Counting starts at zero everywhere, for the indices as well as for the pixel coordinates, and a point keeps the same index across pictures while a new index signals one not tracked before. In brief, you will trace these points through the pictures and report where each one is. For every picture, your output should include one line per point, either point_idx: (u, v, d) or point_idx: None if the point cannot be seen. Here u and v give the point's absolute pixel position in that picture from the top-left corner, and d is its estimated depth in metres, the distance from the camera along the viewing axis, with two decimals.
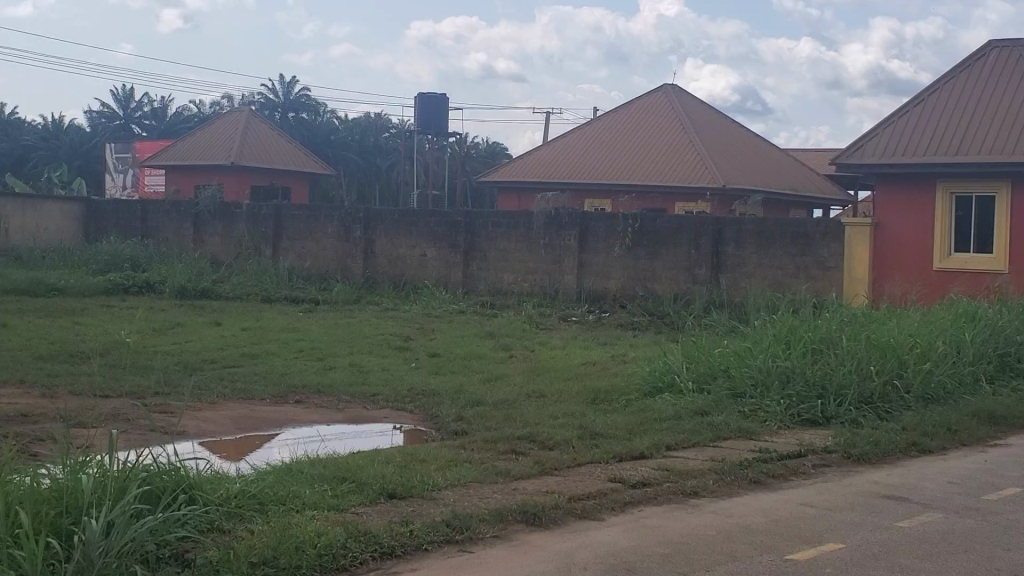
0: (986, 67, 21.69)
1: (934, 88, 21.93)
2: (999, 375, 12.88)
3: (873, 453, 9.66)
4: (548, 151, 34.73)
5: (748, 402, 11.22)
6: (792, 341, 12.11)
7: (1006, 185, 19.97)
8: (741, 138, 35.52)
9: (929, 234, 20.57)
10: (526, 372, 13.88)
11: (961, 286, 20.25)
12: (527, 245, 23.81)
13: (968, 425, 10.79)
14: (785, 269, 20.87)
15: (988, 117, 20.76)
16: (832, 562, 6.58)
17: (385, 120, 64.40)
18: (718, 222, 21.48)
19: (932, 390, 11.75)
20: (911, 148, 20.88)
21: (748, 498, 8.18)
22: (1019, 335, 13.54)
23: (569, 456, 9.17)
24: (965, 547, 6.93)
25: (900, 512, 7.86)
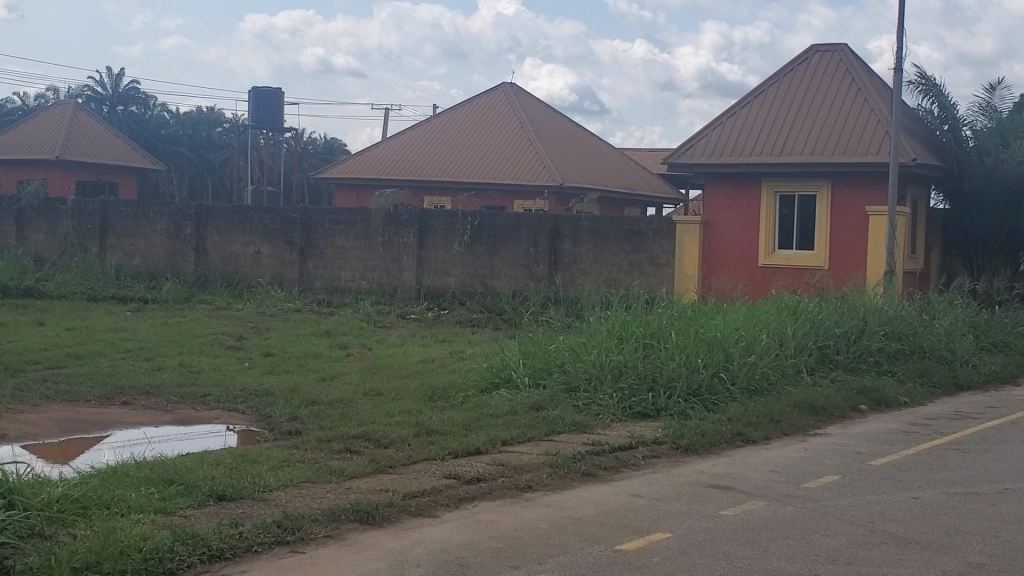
0: (808, 70, 22.59)
1: (760, 90, 22.70)
2: (819, 367, 13.44)
3: (700, 444, 9.95)
4: (386, 147, 34.57)
5: (582, 396, 11.42)
6: (624, 335, 12.38)
7: (827, 185, 20.83)
8: (577, 136, 36.06)
9: (756, 231, 21.35)
10: (362, 370, 13.79)
11: (784, 281, 21.10)
12: (364, 243, 23.63)
13: (790, 415, 11.23)
14: (619, 266, 21.29)
15: (810, 119, 21.60)
16: (659, 551, 6.75)
17: (219, 114, 62.98)
18: (555, 219, 21.77)
19: (756, 382, 12.17)
20: (738, 149, 21.57)
21: (580, 491, 8.31)
22: (838, 329, 14.16)
23: (404, 453, 9.15)
24: (785, 534, 7.21)
25: (724, 501, 8.11)
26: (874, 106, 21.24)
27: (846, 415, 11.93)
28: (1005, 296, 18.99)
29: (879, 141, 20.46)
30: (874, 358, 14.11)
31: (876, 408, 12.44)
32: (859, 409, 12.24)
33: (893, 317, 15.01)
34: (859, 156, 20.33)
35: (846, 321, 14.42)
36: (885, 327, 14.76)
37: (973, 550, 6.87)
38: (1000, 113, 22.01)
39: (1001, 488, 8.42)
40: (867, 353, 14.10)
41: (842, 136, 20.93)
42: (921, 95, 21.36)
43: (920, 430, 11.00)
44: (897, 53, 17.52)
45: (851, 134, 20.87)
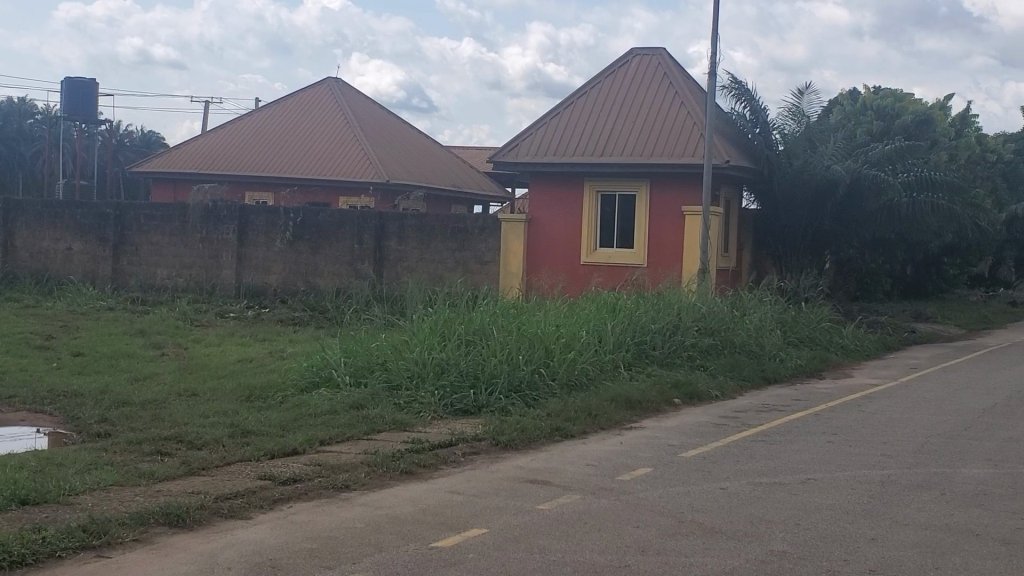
0: (629, 72, 23.16)
1: (583, 90, 23.12)
2: (636, 362, 13.74)
3: (519, 439, 10.06)
4: (207, 141, 33.76)
5: (404, 394, 11.39)
6: (446, 333, 12.40)
7: (647, 184, 21.36)
8: (402, 132, 35.94)
9: (576, 230, 21.78)
10: (177, 370, 13.41)
11: (603, 279, 21.60)
12: (181, 239, 22.99)
13: (607, 409, 11.48)
14: (444, 263, 21.37)
15: (630, 119, 22.12)
16: (474, 547, 6.79)
17: (30, 105, 60.34)
18: (380, 217, 21.65)
19: (576, 377, 12.39)
20: (561, 148, 21.91)
21: (397, 490, 8.30)
22: (655, 325, 14.50)
23: (219, 454, 8.95)
24: (598, 526, 7.36)
25: (540, 495, 8.22)
26: (690, 109, 21.87)
27: (660, 409, 12.25)
28: (810, 294, 19.91)
29: (695, 143, 21.09)
30: (688, 353, 14.54)
31: (689, 402, 12.83)
32: (673, 403, 12.60)
33: (707, 314, 15.49)
34: (677, 157, 20.92)
35: (662, 317, 14.81)
36: (699, 323, 15.22)
37: (776, 538, 7.15)
38: (808, 118, 22.99)
39: (802, 477, 8.80)
40: (682, 349, 14.51)
41: (659, 138, 21.49)
42: (734, 100, 22.09)
43: (730, 422, 11.41)
44: (712, 58, 18.10)
45: (669, 136, 21.45)
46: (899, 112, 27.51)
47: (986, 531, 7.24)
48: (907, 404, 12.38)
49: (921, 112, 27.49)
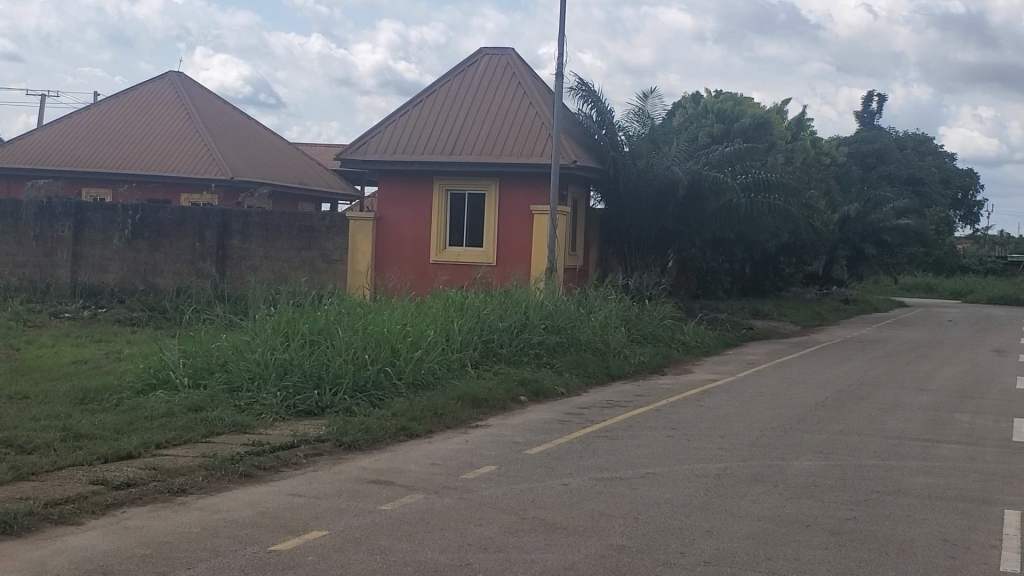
0: (477, 72, 23.25)
1: (432, 89, 23.09)
2: (483, 360, 13.77)
3: (363, 440, 9.97)
4: (41, 135, 32.50)
5: (245, 396, 11.16)
6: (290, 333, 12.21)
7: (495, 183, 21.46)
8: (248, 129, 35.30)
9: (427, 228, 21.80)
10: (5, 373, 12.83)
11: (452, 277, 21.71)
12: (14, 237, 22.06)
13: (453, 408, 11.48)
14: (289, 262, 21.07)
15: (478, 118, 22.19)
16: (313, 550, 6.70)
17: None
18: (222, 214, 21.22)
19: (421, 377, 12.36)
20: (409, 147, 21.83)
21: (236, 493, 8.13)
22: (501, 323, 14.54)
23: (49, 459, 8.60)
24: (440, 526, 7.35)
25: (382, 495, 8.17)
26: (538, 110, 22.06)
27: (506, 407, 12.33)
28: (653, 292, 20.34)
29: (543, 143, 21.28)
30: (535, 351, 14.66)
31: (534, 400, 12.93)
32: (518, 401, 12.68)
33: (553, 312, 15.63)
34: (525, 157, 21.07)
35: (509, 315, 14.87)
36: (545, 321, 15.35)
37: (615, 532, 7.27)
38: (653, 120, 23.47)
39: (642, 472, 8.97)
40: (528, 346, 14.61)
41: (507, 137, 21.61)
42: (581, 101, 22.36)
43: (574, 419, 11.55)
44: (558, 60, 18.29)
45: (517, 136, 21.59)
46: (739, 117, 28.32)
47: (815, 521, 7.51)
48: (744, 399, 12.74)
49: (760, 116, 28.34)
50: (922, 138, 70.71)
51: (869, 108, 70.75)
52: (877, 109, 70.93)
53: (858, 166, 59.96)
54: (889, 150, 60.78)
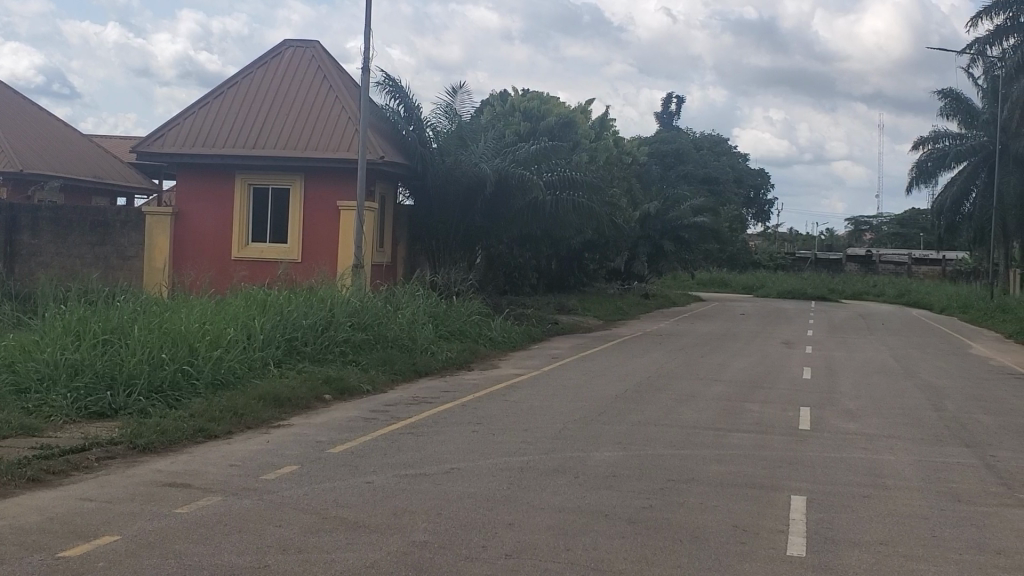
0: (281, 64, 22.78)
1: (234, 81, 22.49)
2: (288, 359, 13.53)
3: (158, 442, 9.64)
4: None
5: (34, 397, 10.57)
6: (82, 333, 11.69)
7: (300, 178, 21.15)
8: (38, 120, 33.51)
9: (229, 224, 21.35)
10: None
11: (253, 273, 21.39)
12: None
13: (253, 407, 11.24)
14: (82, 258, 20.14)
15: (282, 112, 21.75)
16: (105, 556, 6.42)
17: None
18: (10, 208, 19.88)
19: (222, 376, 12.04)
20: (210, 141, 21.22)
21: (23, 499, 7.73)
22: (306, 320, 14.30)
23: None
24: (239, 528, 7.16)
25: (178, 498, 7.91)
26: (344, 104, 21.77)
27: (309, 406, 12.14)
28: (460, 288, 20.45)
29: (349, 138, 21.04)
30: (340, 349, 14.50)
31: (339, 398, 12.78)
32: (323, 399, 12.50)
33: (360, 309, 15.48)
34: (330, 152, 20.82)
35: (314, 312, 14.63)
36: (351, 318, 15.16)
37: (417, 529, 7.24)
38: (460, 117, 23.52)
39: (446, 467, 8.98)
40: (333, 344, 14.44)
41: (312, 132, 21.27)
42: (388, 96, 22.21)
43: (378, 416, 11.47)
44: (365, 53, 18.13)
45: (322, 131, 21.28)
46: (545, 116, 28.76)
47: (613, 511, 7.67)
48: (548, 393, 12.92)
49: (565, 115, 29.06)
50: (717, 139, 73.47)
51: (668, 110, 73.05)
52: (675, 110, 73.36)
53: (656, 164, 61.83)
54: (685, 150, 62.99)
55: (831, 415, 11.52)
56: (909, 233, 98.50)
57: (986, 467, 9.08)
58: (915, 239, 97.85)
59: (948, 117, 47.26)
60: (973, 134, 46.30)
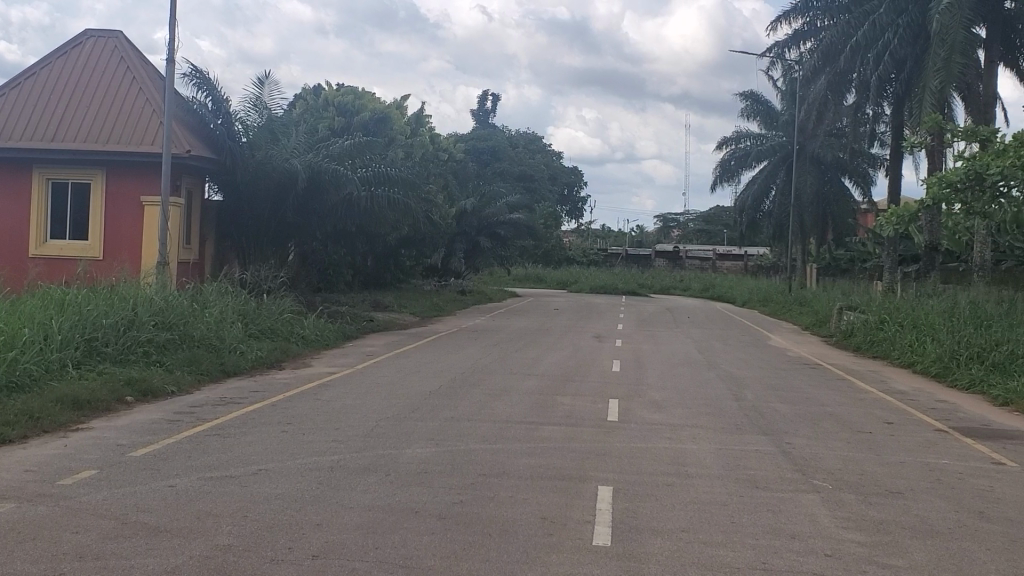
0: (82, 54, 21.83)
1: (32, 72, 21.49)
2: (86, 360, 12.95)
3: None
4: None
5: None
6: None
7: (102, 172, 20.36)
8: None
9: (25, 222, 20.43)
10: None
11: (52, 272, 20.44)
12: None
13: (50, 410, 10.73)
14: None
15: (84, 103, 20.88)
16: None
17: None
18: None
19: (16, 378, 11.44)
20: (6, 137, 20.29)
21: None
22: (107, 319, 13.72)
23: None
24: (33, 535, 6.82)
25: None
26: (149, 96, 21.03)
27: (111, 408, 11.69)
28: (270, 286, 20.05)
29: (153, 131, 20.32)
30: (143, 349, 14.01)
31: (142, 400, 12.34)
32: (125, 402, 12.05)
33: (164, 308, 14.98)
34: (133, 146, 20.06)
35: (115, 312, 14.05)
36: (155, 317, 14.65)
37: (222, 532, 7.05)
38: (271, 111, 23.03)
39: (253, 469, 8.77)
40: (135, 344, 13.92)
41: (113, 125, 20.45)
42: (195, 89, 21.57)
43: (183, 418, 11.12)
44: (170, 45, 17.55)
45: (125, 123, 20.48)
46: (360, 111, 28.55)
47: (423, 508, 7.64)
48: (360, 390, 12.79)
49: (380, 111, 28.78)
50: (531, 137, 74.50)
51: (484, 107, 73.45)
52: (490, 108, 73.88)
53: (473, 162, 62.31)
54: (502, 148, 63.70)
55: (638, 407, 11.80)
56: (714, 229, 102.35)
57: (783, 454, 9.45)
58: (718, 234, 101.86)
59: (749, 117, 49.11)
60: (772, 134, 48.25)
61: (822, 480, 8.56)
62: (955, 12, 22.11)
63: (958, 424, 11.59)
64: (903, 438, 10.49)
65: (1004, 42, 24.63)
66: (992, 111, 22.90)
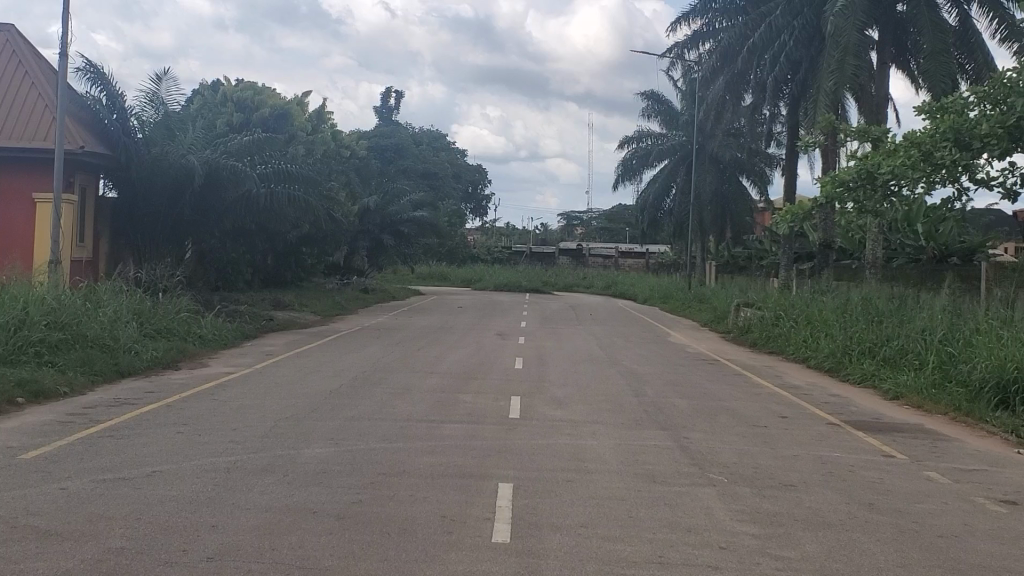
0: None
1: None
2: None
3: None
4: None
5: None
6: None
7: None
8: None
9: None
10: None
11: None
12: None
13: None
14: None
15: None
16: None
17: None
18: None
19: None
20: None
21: None
22: None
23: None
24: None
25: None
26: (42, 90, 20.51)
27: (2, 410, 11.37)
28: (166, 284, 19.69)
29: (46, 126, 19.82)
30: (36, 349, 13.65)
31: (33, 401, 12.02)
32: (16, 403, 11.73)
33: (57, 307, 14.62)
34: (26, 141, 19.53)
35: (5, 311, 13.66)
36: (48, 317, 14.29)
37: (115, 535, 6.90)
38: (168, 106, 22.60)
39: (146, 470, 8.60)
40: (27, 344, 13.55)
41: (5, 120, 19.93)
42: (89, 83, 21.06)
43: (76, 419, 10.85)
44: (64, 39, 17.12)
45: (17, 117, 19.95)
46: (259, 107, 28.18)
47: (322, 508, 7.58)
48: (259, 391, 12.62)
49: (280, 108, 28.62)
50: (435, 134, 74.37)
51: (387, 104, 73.09)
52: (394, 105, 73.56)
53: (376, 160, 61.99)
54: (406, 145, 63.52)
55: (540, 404, 11.86)
56: (616, 228, 103.22)
57: (680, 449, 9.58)
58: (620, 233, 102.81)
59: (650, 117, 49.66)
60: (672, 134, 48.87)
61: (718, 474, 8.70)
62: (849, 14, 22.65)
63: (849, 418, 11.89)
64: (797, 432, 10.72)
65: (895, 45, 25.29)
66: (883, 112, 23.50)
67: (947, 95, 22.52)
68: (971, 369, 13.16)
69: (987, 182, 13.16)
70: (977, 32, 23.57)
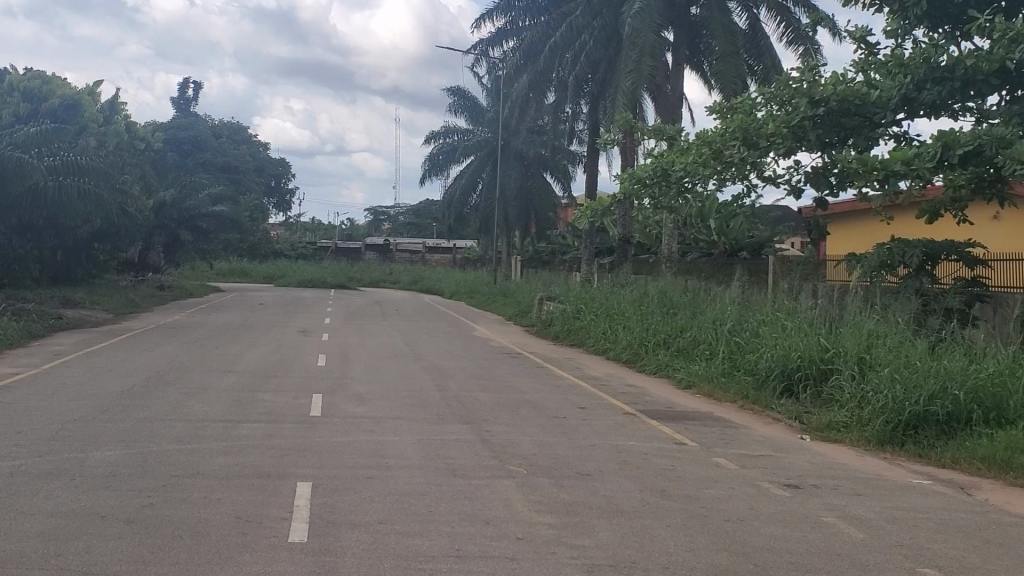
0: None
1: None
2: None
3: None
4: None
5: None
6: None
7: None
8: None
9: None
10: None
11: None
12: None
13: None
14: None
15: None
16: None
17: None
18: None
19: None
20: None
21: None
22: None
23: None
24: None
25: None
26: None
27: None
28: None
29: None
30: None
31: None
32: None
33: None
34: None
35: None
36: None
37: None
38: None
39: None
40: None
41: None
42: None
43: None
44: None
45: None
46: (48, 96, 26.93)
47: (110, 512, 7.31)
48: (46, 392, 12.09)
49: (69, 96, 27.38)
50: (234, 128, 72.66)
51: (185, 96, 71.02)
52: (193, 96, 71.46)
53: (172, 153, 60.20)
54: (204, 138, 61.92)
55: (341, 400, 11.76)
56: (423, 223, 103.46)
57: (480, 442, 9.66)
58: (427, 228, 103.03)
59: (456, 112, 49.94)
60: (478, 130, 49.28)
61: (517, 466, 8.81)
62: (645, 16, 23.33)
63: (644, 407, 12.24)
64: (595, 422, 10.96)
65: (689, 46, 26.11)
66: (678, 111, 24.27)
67: (737, 95, 23.45)
68: (759, 358, 13.73)
69: (773, 179, 13.75)
70: (765, 35, 24.63)
